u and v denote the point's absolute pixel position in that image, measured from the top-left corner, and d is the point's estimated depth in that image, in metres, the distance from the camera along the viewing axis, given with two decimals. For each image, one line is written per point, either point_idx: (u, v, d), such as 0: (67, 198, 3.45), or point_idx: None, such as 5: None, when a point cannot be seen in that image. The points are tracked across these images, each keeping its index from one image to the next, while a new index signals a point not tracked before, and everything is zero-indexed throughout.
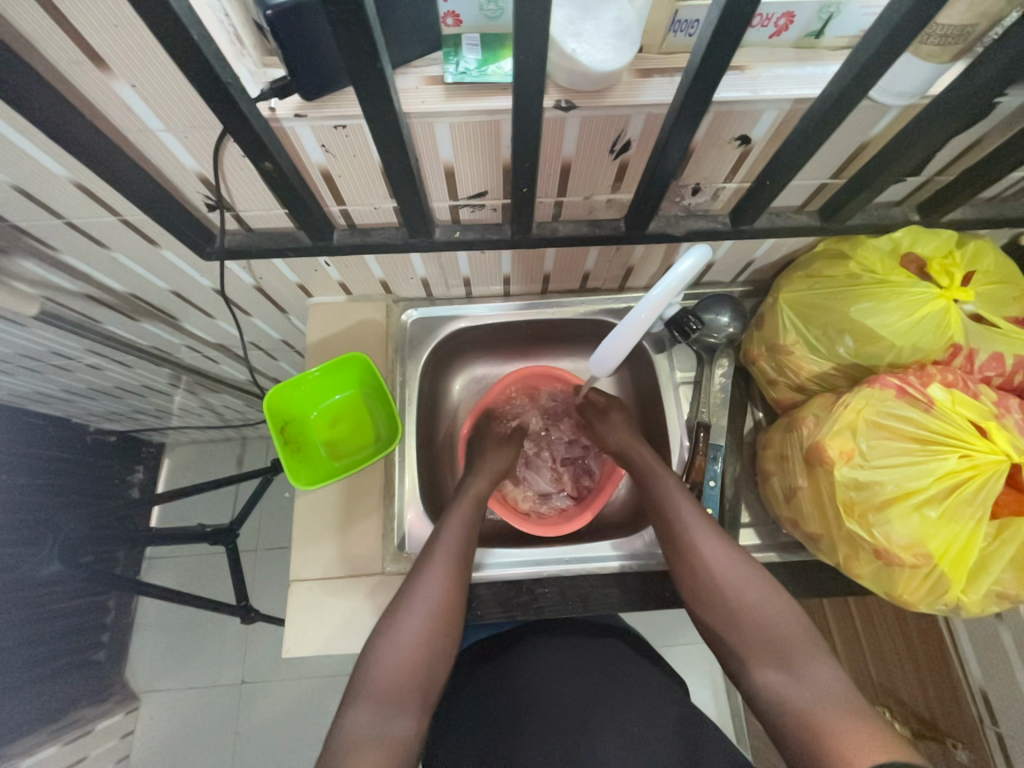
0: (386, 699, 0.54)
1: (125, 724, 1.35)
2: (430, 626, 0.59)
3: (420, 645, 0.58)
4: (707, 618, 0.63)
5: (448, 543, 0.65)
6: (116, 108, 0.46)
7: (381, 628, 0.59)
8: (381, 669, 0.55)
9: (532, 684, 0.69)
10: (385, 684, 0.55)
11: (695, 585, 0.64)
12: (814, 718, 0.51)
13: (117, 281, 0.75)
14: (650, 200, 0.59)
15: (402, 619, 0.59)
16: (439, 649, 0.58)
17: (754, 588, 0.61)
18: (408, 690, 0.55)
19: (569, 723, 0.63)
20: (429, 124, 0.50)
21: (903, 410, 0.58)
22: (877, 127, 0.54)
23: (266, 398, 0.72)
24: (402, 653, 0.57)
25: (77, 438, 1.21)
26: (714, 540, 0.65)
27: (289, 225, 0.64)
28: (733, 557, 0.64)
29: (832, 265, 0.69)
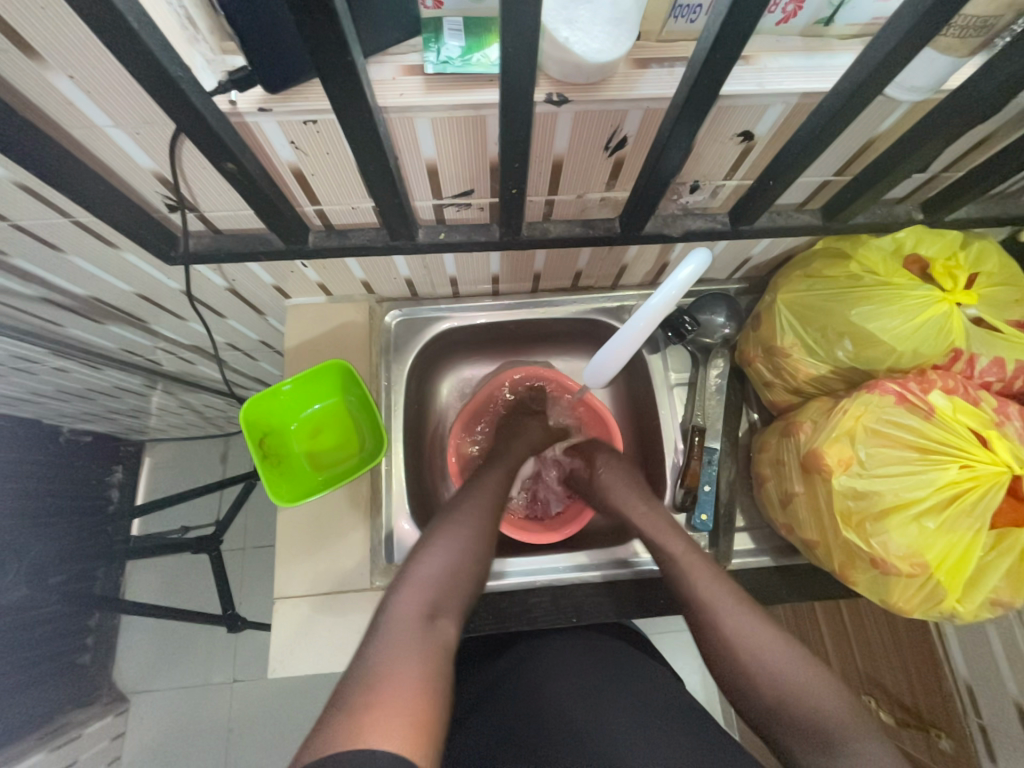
0: (430, 600, 0.54)
1: (114, 726, 1.33)
2: (474, 541, 0.62)
3: (466, 553, 0.60)
4: (741, 697, 0.57)
5: (490, 485, 0.70)
6: (55, 103, 0.41)
7: (417, 550, 0.60)
8: (430, 568, 0.57)
9: (537, 681, 0.66)
10: (428, 588, 0.55)
11: (723, 661, 0.59)
12: None
13: (77, 284, 0.70)
14: (647, 200, 0.56)
15: (445, 536, 0.61)
16: (477, 563, 0.61)
17: (791, 666, 0.56)
18: (452, 594, 0.56)
19: (580, 715, 0.60)
20: (409, 119, 0.46)
21: (902, 417, 0.57)
22: (885, 125, 0.51)
23: (242, 409, 0.68)
24: (446, 560, 0.59)
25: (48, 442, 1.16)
26: (743, 612, 0.60)
27: (261, 226, 0.59)
28: (765, 633, 0.58)
29: (833, 265, 0.66)
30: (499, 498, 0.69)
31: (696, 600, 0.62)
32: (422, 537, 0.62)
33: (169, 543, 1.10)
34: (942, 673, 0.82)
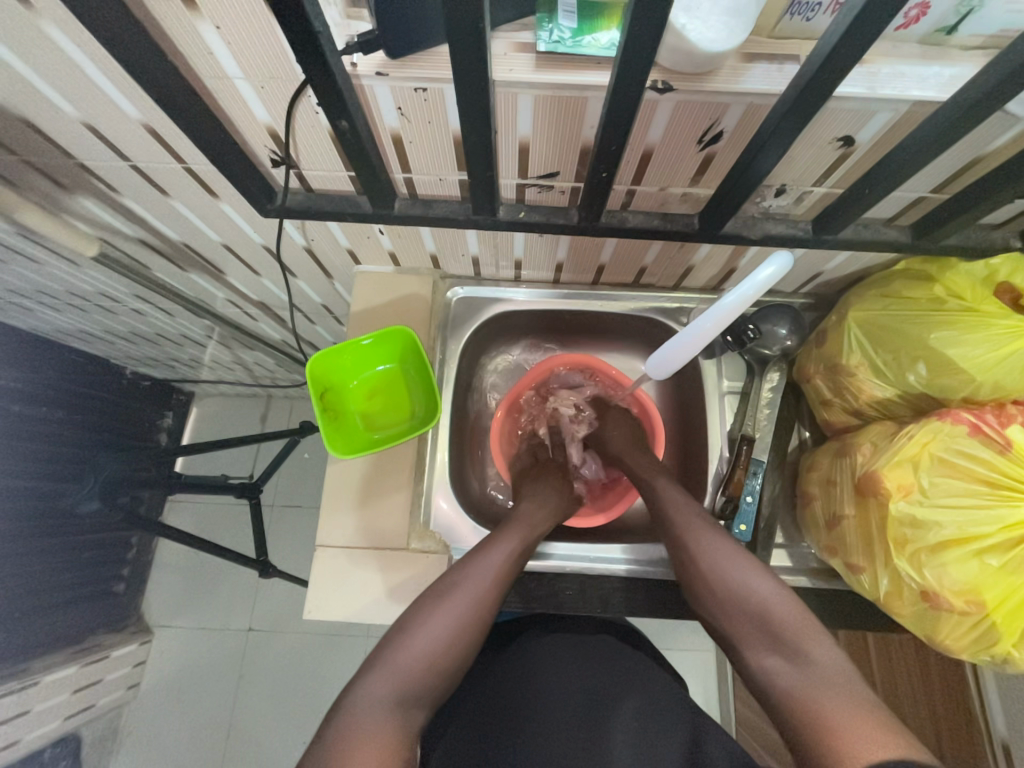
0: (405, 691, 0.53)
1: (138, 653, 1.41)
2: (461, 631, 0.57)
3: (453, 645, 0.56)
4: (701, 606, 0.62)
5: (499, 555, 0.64)
6: (197, 51, 0.44)
7: (408, 620, 0.58)
8: (411, 654, 0.55)
9: (536, 680, 0.69)
10: (406, 673, 0.54)
11: (686, 572, 0.64)
12: (815, 705, 0.50)
13: (171, 229, 0.75)
14: (732, 198, 0.55)
15: (432, 618, 0.57)
16: (461, 657, 0.57)
17: (749, 579, 0.60)
18: (427, 683, 0.54)
19: (575, 727, 0.64)
20: (513, 95, 0.47)
21: (974, 449, 0.55)
22: (997, 143, 0.50)
23: (309, 362, 0.72)
24: (429, 650, 0.55)
25: (115, 378, 1.24)
26: (706, 530, 0.65)
27: (351, 189, 0.62)
28: (726, 549, 0.63)
29: (914, 287, 0.64)
30: (507, 574, 0.63)
31: (672, 529, 0.67)
32: (418, 600, 0.59)
33: (214, 486, 1.16)
34: (975, 729, 0.79)
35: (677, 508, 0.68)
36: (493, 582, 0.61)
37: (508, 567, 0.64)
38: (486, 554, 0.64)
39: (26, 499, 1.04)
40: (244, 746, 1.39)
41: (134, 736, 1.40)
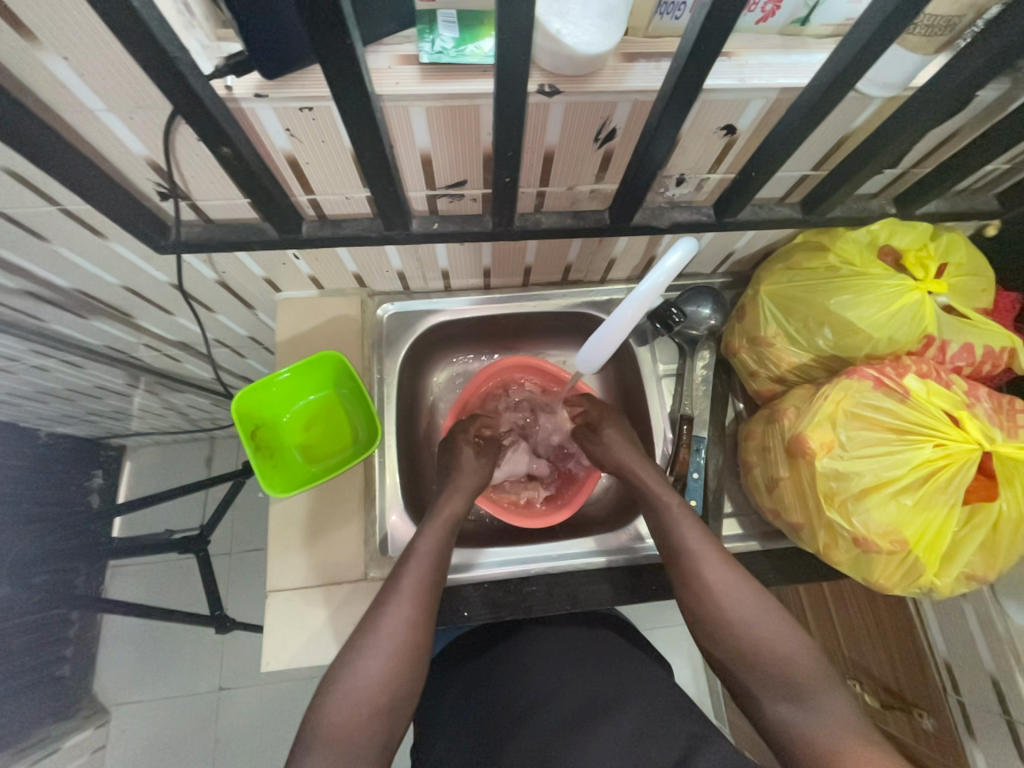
0: (341, 754, 0.49)
1: (94, 739, 1.29)
2: (397, 665, 0.54)
3: (385, 684, 0.53)
4: (711, 645, 0.59)
5: (422, 566, 0.61)
6: (47, 85, 0.41)
7: (337, 668, 0.54)
8: (335, 715, 0.50)
9: (518, 685, 0.67)
10: (335, 736, 0.49)
11: (696, 611, 0.60)
12: (826, 749, 0.49)
13: (62, 277, 0.69)
14: (636, 192, 0.57)
15: (362, 660, 0.53)
16: (400, 694, 0.53)
17: (762, 618, 0.58)
18: (363, 740, 0.50)
19: (562, 722, 0.62)
20: (404, 108, 0.47)
21: (878, 401, 0.60)
22: (859, 120, 0.54)
23: (234, 401, 0.68)
24: (361, 694, 0.52)
25: (27, 444, 1.13)
26: (722, 565, 0.61)
27: (254, 216, 0.60)
28: (741, 586, 0.60)
29: (812, 258, 0.69)
30: (427, 579, 0.60)
31: (684, 550, 0.63)
32: (347, 643, 0.56)
33: (154, 545, 1.07)
34: (921, 654, 0.85)
35: (677, 527, 0.65)
36: (416, 599, 0.58)
37: (436, 561, 0.62)
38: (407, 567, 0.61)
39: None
40: None
41: None
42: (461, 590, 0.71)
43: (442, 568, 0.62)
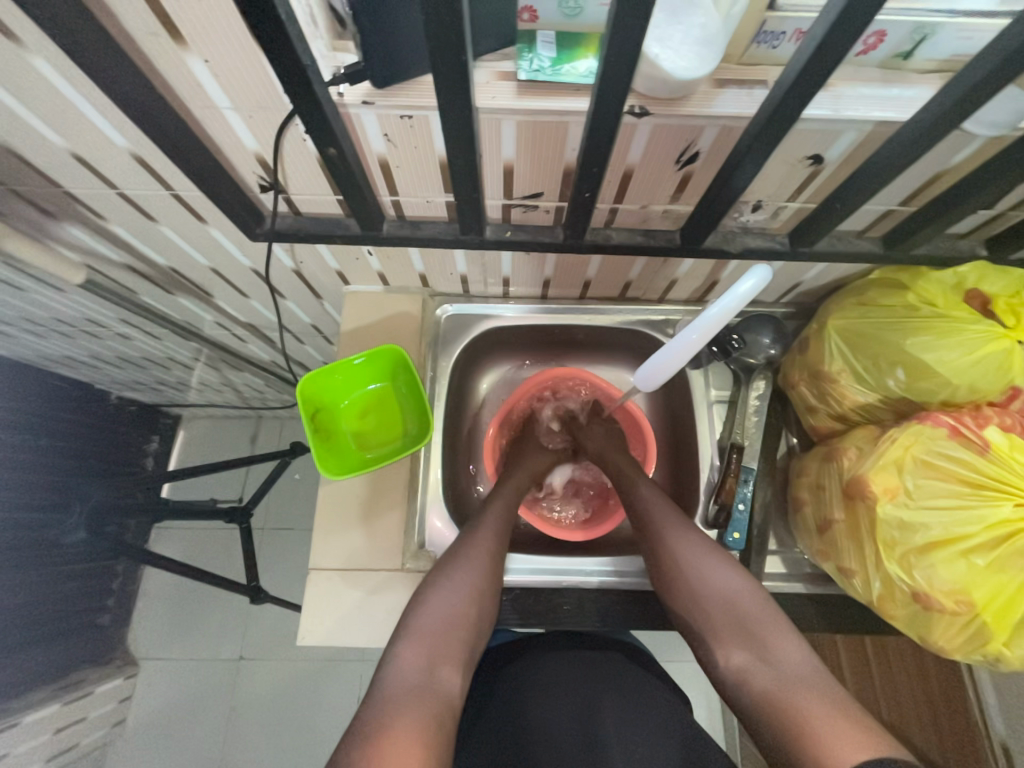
0: (434, 651, 0.55)
1: (124, 688, 1.37)
2: (479, 593, 0.61)
3: (472, 604, 0.60)
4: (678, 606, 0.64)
5: (494, 521, 0.69)
6: (185, 83, 0.45)
7: (422, 591, 0.61)
8: (435, 618, 0.57)
9: (532, 706, 0.65)
10: (430, 636, 0.56)
11: (667, 576, 0.65)
12: (775, 694, 0.52)
13: (159, 254, 0.76)
14: (712, 215, 0.57)
15: (456, 577, 0.61)
16: (483, 615, 0.60)
17: (726, 583, 0.62)
18: (453, 644, 0.56)
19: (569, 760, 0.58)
20: (496, 120, 0.49)
21: (953, 451, 0.57)
22: (957, 158, 0.52)
23: (300, 384, 0.72)
24: (451, 606, 0.59)
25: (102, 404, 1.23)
26: (692, 537, 0.66)
27: (340, 212, 0.63)
28: (709, 556, 0.64)
29: (889, 295, 0.66)
30: (501, 531, 0.69)
31: (651, 521, 0.69)
32: (434, 571, 0.63)
33: (202, 512, 1.14)
34: (974, 727, 0.79)
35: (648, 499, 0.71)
36: (495, 541, 0.67)
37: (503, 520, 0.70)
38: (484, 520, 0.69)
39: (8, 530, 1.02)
40: None
41: None
42: None
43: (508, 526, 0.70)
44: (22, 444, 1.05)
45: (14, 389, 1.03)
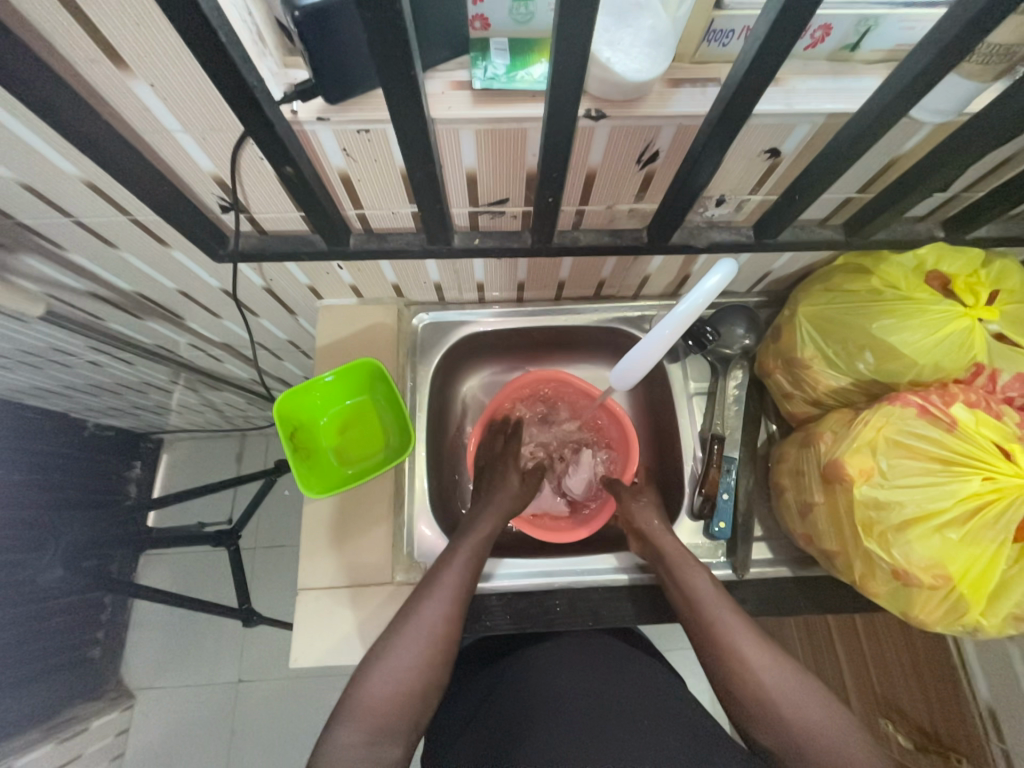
0: (376, 730, 0.53)
1: (119, 721, 1.34)
2: (429, 658, 0.58)
3: (417, 676, 0.57)
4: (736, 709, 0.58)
5: (458, 569, 0.65)
6: (133, 108, 0.44)
7: (374, 654, 0.59)
8: (378, 692, 0.55)
9: (538, 686, 0.67)
10: (372, 714, 0.54)
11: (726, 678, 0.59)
12: None
13: (123, 280, 0.74)
14: (676, 212, 0.58)
15: (406, 645, 0.58)
16: (432, 684, 0.57)
17: (789, 678, 0.57)
18: (397, 719, 0.54)
19: (572, 731, 0.60)
20: (455, 131, 0.49)
21: (923, 429, 0.58)
22: (908, 145, 0.54)
23: (276, 403, 0.71)
24: (396, 681, 0.56)
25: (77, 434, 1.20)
26: (746, 630, 0.61)
27: (305, 228, 0.62)
28: (767, 649, 0.60)
29: (853, 280, 0.68)
30: (467, 587, 0.64)
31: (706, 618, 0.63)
32: (384, 635, 0.60)
33: (188, 538, 1.11)
34: (960, 692, 0.82)
35: (697, 588, 0.65)
36: (452, 600, 0.62)
37: (467, 577, 0.65)
38: (440, 576, 0.64)
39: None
40: None
41: None
42: (485, 599, 0.72)
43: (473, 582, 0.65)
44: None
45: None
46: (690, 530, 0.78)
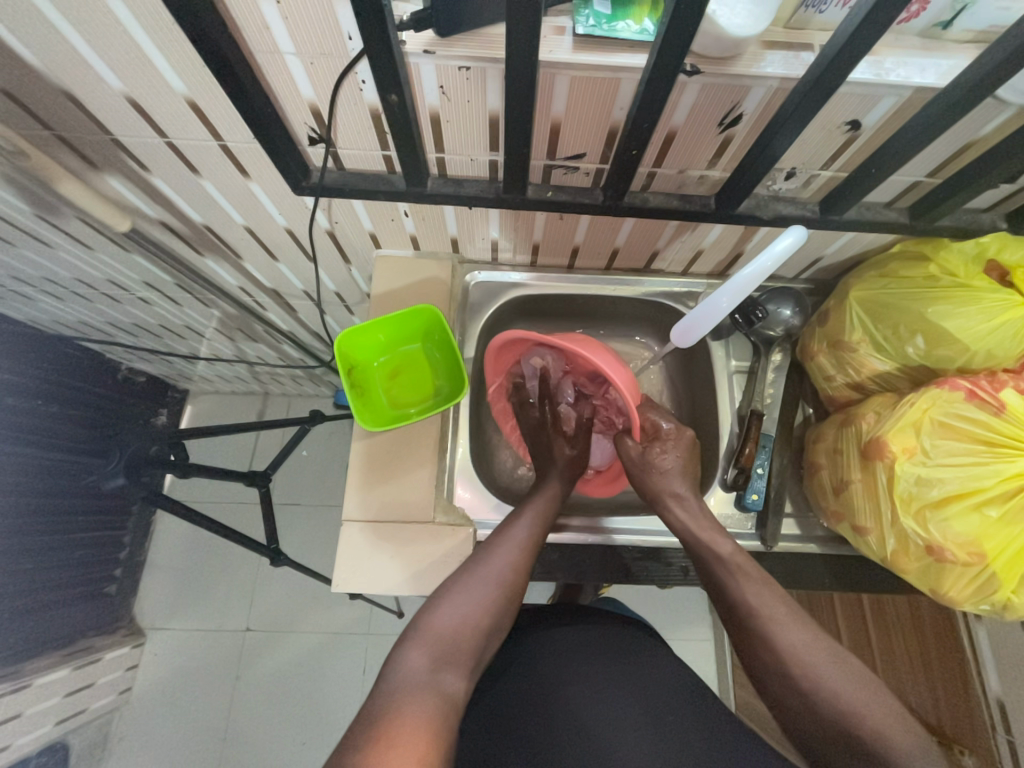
0: (439, 655, 0.54)
1: (130, 657, 1.38)
2: (494, 599, 0.59)
3: (483, 615, 0.58)
4: (776, 696, 0.57)
5: (530, 524, 0.68)
6: (255, 25, 0.46)
7: (440, 592, 0.60)
8: (446, 624, 0.56)
9: (552, 669, 0.66)
10: (439, 641, 0.55)
11: (768, 667, 0.58)
12: None
13: (193, 212, 0.76)
14: (749, 179, 0.59)
15: (473, 585, 0.60)
16: (495, 626, 0.58)
17: (839, 674, 0.55)
18: (462, 650, 0.55)
19: (605, 706, 0.61)
20: (552, 75, 0.50)
21: (969, 412, 0.59)
22: (987, 128, 0.55)
23: (338, 339, 0.73)
24: (463, 615, 0.57)
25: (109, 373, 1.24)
26: (792, 623, 0.59)
27: (384, 168, 0.64)
28: (820, 642, 0.57)
29: (910, 267, 0.69)
30: (540, 539, 0.67)
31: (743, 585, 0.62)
32: (447, 579, 0.62)
33: (221, 472, 1.11)
34: (971, 688, 0.83)
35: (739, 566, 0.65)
36: (521, 549, 0.65)
37: (537, 533, 0.67)
38: (510, 530, 0.66)
39: (15, 503, 1.06)
40: (246, 750, 1.36)
41: (126, 743, 1.36)
42: None
43: (543, 532, 0.68)
44: (28, 412, 1.06)
45: (18, 354, 1.03)
46: (721, 501, 0.79)
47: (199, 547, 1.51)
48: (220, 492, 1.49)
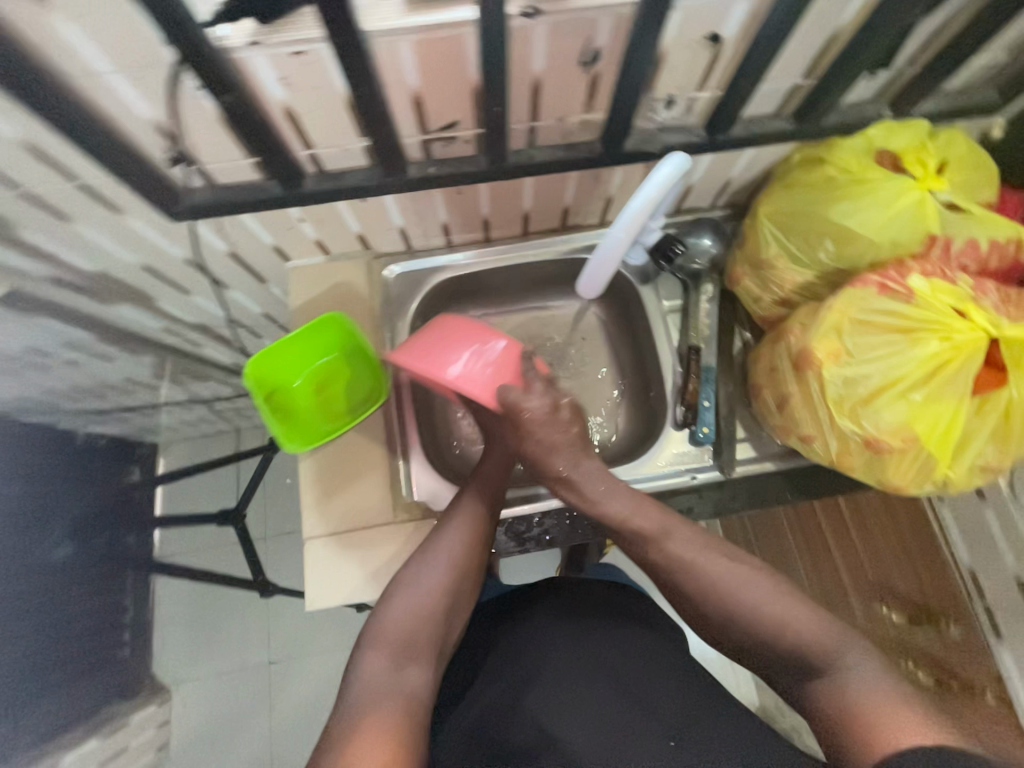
0: (397, 655, 0.54)
1: (159, 714, 1.37)
2: (449, 581, 0.59)
3: (438, 599, 0.58)
4: (717, 630, 0.57)
5: (474, 496, 0.65)
6: (59, 50, 0.43)
7: (391, 586, 0.59)
8: (398, 621, 0.56)
9: (523, 660, 0.65)
10: (394, 638, 0.55)
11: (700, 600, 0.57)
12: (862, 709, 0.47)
13: (83, 261, 0.73)
14: (624, 113, 0.58)
15: (425, 572, 0.59)
16: (450, 606, 0.59)
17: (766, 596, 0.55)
18: (421, 640, 0.56)
19: (578, 686, 0.60)
20: (394, 44, 0.48)
21: (884, 304, 0.60)
22: (845, 15, 0.54)
23: (248, 368, 0.74)
24: (416, 604, 0.57)
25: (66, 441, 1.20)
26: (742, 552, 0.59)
27: (258, 176, 0.62)
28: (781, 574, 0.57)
29: (809, 172, 0.69)
30: (487, 517, 0.65)
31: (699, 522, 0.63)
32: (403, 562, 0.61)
33: (190, 516, 1.09)
34: (944, 563, 0.87)
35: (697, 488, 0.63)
36: (470, 526, 0.63)
37: (482, 507, 0.65)
38: (455, 505, 0.64)
39: None
40: None
41: None
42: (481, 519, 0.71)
43: (493, 500, 0.66)
44: None
45: None
46: (676, 442, 0.79)
47: (201, 596, 1.51)
48: (208, 536, 1.48)
